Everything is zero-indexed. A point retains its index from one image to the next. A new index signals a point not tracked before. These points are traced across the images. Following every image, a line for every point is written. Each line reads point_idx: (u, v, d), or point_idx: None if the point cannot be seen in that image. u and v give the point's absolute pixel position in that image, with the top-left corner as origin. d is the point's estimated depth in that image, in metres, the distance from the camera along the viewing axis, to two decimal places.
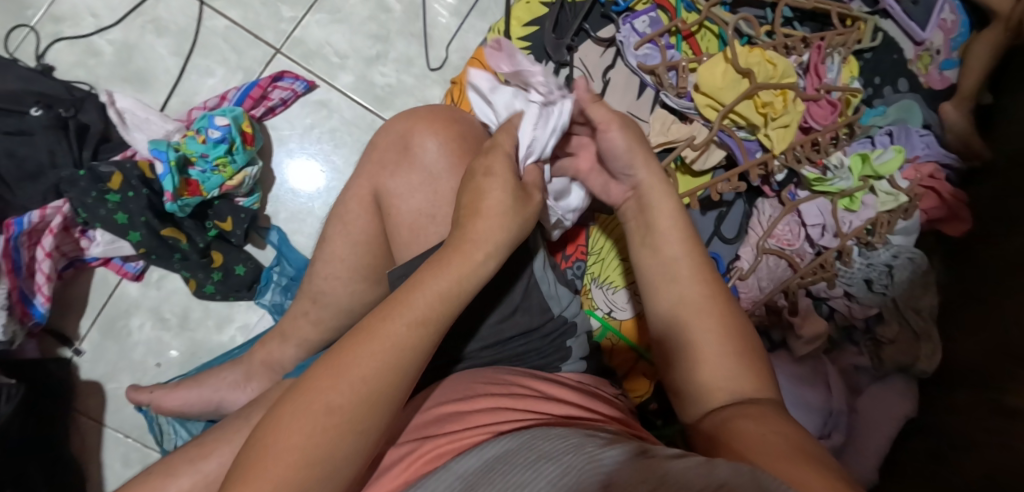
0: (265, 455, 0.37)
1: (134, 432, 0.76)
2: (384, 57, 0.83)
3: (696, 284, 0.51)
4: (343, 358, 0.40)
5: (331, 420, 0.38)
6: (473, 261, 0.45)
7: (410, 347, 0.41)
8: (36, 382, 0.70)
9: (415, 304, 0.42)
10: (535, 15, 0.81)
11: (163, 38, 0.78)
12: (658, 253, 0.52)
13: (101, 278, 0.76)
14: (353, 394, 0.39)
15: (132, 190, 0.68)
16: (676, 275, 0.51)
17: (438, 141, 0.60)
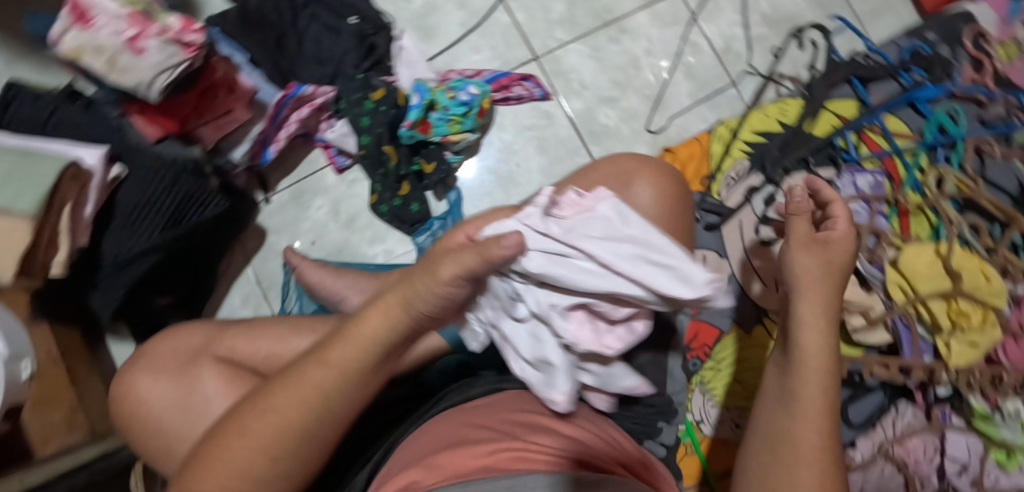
0: (225, 443, 0.42)
1: (264, 282, 0.88)
2: (614, 104, 0.91)
3: (818, 427, 0.43)
4: (294, 381, 0.43)
5: (274, 435, 0.42)
6: (404, 302, 0.43)
7: (355, 369, 0.43)
8: (232, 216, 0.83)
9: (362, 331, 0.43)
10: (767, 129, 0.85)
11: (459, 9, 0.92)
12: (788, 385, 0.46)
13: (313, 157, 0.90)
14: (294, 407, 0.42)
15: (385, 105, 0.79)
16: (801, 410, 0.44)
17: (653, 190, 0.61)
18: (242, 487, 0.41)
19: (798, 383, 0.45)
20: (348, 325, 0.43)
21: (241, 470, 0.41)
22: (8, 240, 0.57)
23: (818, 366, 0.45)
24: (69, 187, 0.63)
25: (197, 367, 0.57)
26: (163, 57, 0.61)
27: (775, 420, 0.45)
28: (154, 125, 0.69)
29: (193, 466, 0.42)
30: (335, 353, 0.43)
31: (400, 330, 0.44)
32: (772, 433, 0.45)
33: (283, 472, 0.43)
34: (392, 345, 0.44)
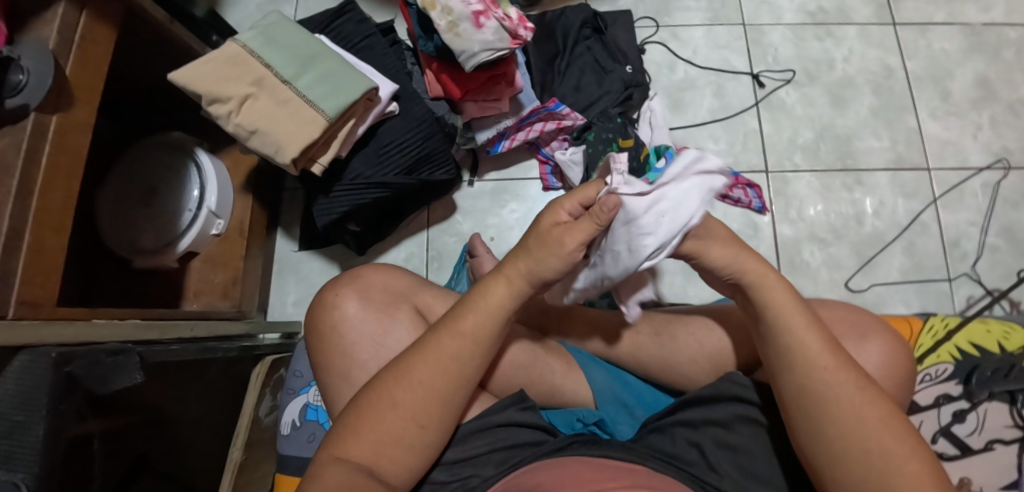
0: (375, 415, 0.47)
1: (431, 252, 0.89)
2: (823, 246, 0.89)
3: (872, 409, 0.43)
4: (420, 352, 0.49)
5: (419, 401, 0.48)
6: (532, 274, 0.50)
7: (483, 335, 0.50)
8: (432, 193, 0.87)
9: (483, 301, 0.51)
10: (985, 345, 0.77)
11: (713, 98, 0.95)
12: (781, 342, 0.47)
13: (528, 166, 0.92)
14: (434, 375, 0.48)
15: (629, 155, 0.82)
16: (818, 372, 0.45)
17: (888, 355, 0.58)
18: (396, 450, 0.47)
19: (812, 353, 0.45)
20: (471, 296, 0.51)
21: (398, 435, 0.47)
22: (305, 130, 0.63)
23: (795, 314, 0.47)
24: (360, 106, 0.68)
25: (400, 311, 0.61)
26: (493, 37, 0.68)
27: (803, 385, 0.45)
28: (439, 85, 0.76)
29: (351, 430, 0.47)
30: (467, 323, 0.50)
31: (518, 297, 0.51)
32: (809, 401, 0.45)
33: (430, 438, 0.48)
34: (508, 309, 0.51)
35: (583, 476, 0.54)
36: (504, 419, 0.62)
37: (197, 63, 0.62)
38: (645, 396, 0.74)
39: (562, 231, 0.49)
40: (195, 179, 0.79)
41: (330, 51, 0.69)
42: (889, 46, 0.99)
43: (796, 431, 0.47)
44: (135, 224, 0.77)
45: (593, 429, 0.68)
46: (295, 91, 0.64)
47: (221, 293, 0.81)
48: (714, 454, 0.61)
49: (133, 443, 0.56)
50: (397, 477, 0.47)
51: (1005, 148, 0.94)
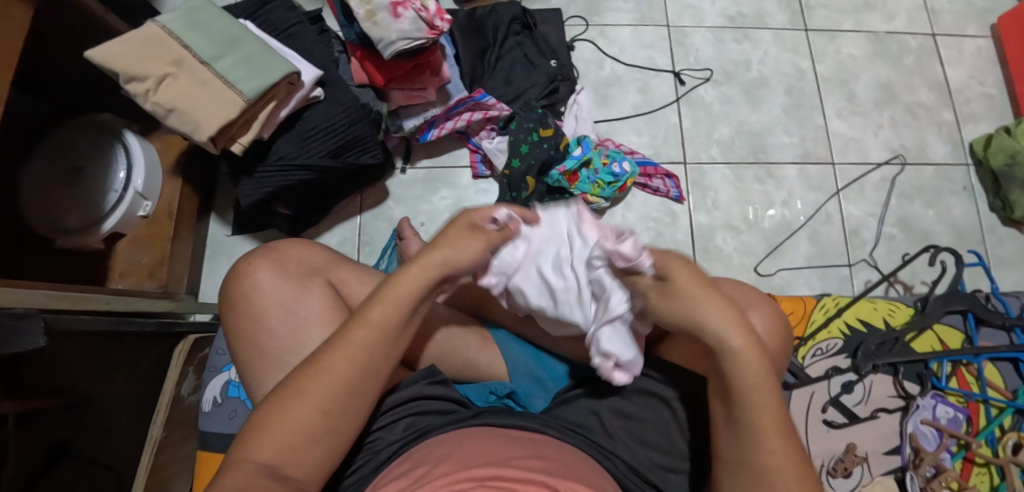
0: (281, 415, 0.45)
1: (363, 238, 0.92)
2: (735, 233, 0.95)
3: (798, 486, 0.44)
4: (328, 349, 0.47)
5: (322, 391, 0.46)
6: (431, 262, 0.52)
7: (389, 326, 0.49)
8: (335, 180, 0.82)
9: (393, 292, 0.50)
10: (871, 321, 0.85)
11: (637, 94, 1.00)
12: (740, 407, 0.47)
13: (459, 154, 0.96)
14: (343, 363, 0.47)
15: (548, 144, 0.87)
16: (765, 444, 0.46)
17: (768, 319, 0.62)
18: (297, 442, 0.44)
19: (752, 379, 0.47)
20: (384, 285, 0.50)
21: (300, 424, 0.45)
22: (223, 110, 0.66)
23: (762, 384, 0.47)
24: (281, 89, 0.71)
25: (313, 283, 0.64)
26: (410, 28, 0.73)
27: (751, 446, 0.46)
28: (364, 72, 0.80)
29: (257, 427, 0.45)
30: (374, 312, 0.49)
31: (422, 288, 0.51)
32: (748, 389, 0.47)
33: (333, 427, 0.46)
34: (417, 296, 0.50)
35: (482, 447, 0.57)
36: (415, 386, 0.65)
37: (116, 41, 0.64)
38: (559, 371, 0.77)
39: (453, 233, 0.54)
40: (123, 161, 0.81)
41: (253, 36, 0.71)
42: (802, 49, 1.06)
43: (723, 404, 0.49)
44: (58, 203, 0.78)
45: (506, 402, 0.72)
46: (214, 72, 0.67)
47: (147, 274, 0.83)
48: (610, 414, 0.66)
49: (54, 430, 0.65)
50: (302, 474, 0.45)
51: (901, 146, 1.02)
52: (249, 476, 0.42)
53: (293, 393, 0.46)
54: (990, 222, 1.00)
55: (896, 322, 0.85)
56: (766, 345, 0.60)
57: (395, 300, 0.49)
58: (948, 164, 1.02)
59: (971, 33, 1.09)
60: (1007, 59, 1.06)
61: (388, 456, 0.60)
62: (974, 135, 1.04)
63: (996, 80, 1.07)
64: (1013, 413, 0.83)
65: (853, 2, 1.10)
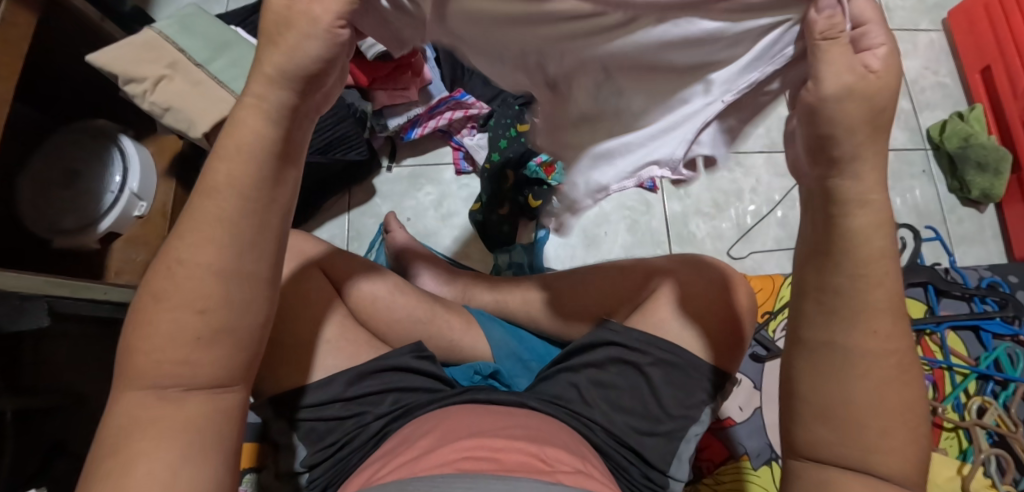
0: (145, 325, 0.36)
1: (352, 233, 0.97)
2: (707, 220, 1.00)
3: (891, 372, 0.35)
4: (179, 236, 0.36)
5: (188, 290, 0.36)
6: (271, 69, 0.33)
7: (247, 187, 0.35)
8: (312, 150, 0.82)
9: (234, 136, 0.34)
10: None
11: None
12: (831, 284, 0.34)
13: (442, 152, 1.01)
14: (195, 248, 0.35)
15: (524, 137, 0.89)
16: (864, 324, 0.34)
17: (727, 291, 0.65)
18: (184, 353, 0.36)
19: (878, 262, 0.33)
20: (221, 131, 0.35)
21: (172, 332, 0.36)
22: (216, 107, 0.70)
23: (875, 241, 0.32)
24: None
25: (303, 266, 0.67)
26: None
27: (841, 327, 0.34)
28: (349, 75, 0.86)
29: (129, 347, 0.37)
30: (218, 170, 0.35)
31: (283, 120, 0.35)
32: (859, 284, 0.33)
33: (224, 323, 0.37)
34: (276, 134, 0.35)
35: (461, 421, 0.57)
36: (398, 363, 0.65)
37: (116, 47, 0.69)
38: (539, 351, 0.79)
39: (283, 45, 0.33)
40: (118, 163, 0.85)
41: (242, 41, 0.77)
42: None
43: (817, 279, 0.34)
44: (56, 205, 0.82)
45: (490, 381, 0.73)
46: (207, 73, 0.71)
47: (142, 271, 0.87)
48: (586, 384, 0.66)
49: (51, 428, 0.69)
50: (211, 382, 0.38)
51: None
52: (140, 401, 0.37)
53: (152, 299, 0.37)
54: (951, 202, 1.05)
55: None
56: (729, 313, 0.63)
57: (244, 154, 0.34)
58: (908, 149, 1.08)
59: (924, 27, 1.16)
60: (958, 50, 1.12)
61: (375, 431, 0.61)
62: (931, 121, 1.10)
63: (949, 70, 1.13)
64: (976, 378, 0.86)
65: None
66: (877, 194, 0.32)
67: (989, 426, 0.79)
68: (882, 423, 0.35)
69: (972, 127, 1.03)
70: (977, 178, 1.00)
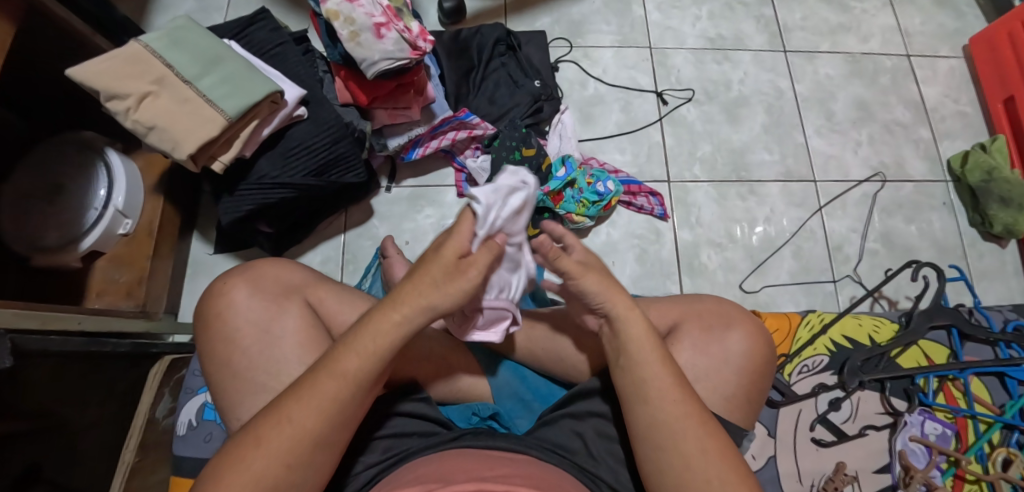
0: (241, 463, 0.45)
1: (347, 254, 0.92)
2: (719, 250, 0.95)
3: (702, 436, 0.49)
4: (296, 400, 0.47)
5: (286, 445, 0.46)
6: (424, 306, 0.49)
7: (360, 375, 0.48)
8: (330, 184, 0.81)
9: (361, 346, 0.48)
10: (857, 337, 0.85)
11: (620, 114, 1.01)
12: (644, 385, 0.51)
13: (444, 173, 0.96)
14: (313, 419, 0.46)
15: (529, 165, 0.87)
16: (665, 403, 0.50)
17: (746, 346, 0.61)
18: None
19: (646, 367, 0.51)
20: (352, 333, 0.49)
21: (263, 475, 0.45)
22: (203, 128, 0.66)
23: (650, 353, 0.51)
24: (264, 108, 0.71)
25: (290, 302, 0.63)
26: (393, 48, 0.73)
27: (645, 405, 0.50)
28: (347, 92, 0.80)
29: (217, 477, 0.45)
30: (346, 363, 0.48)
31: (405, 332, 0.49)
32: (638, 383, 0.51)
33: (305, 472, 0.47)
34: (396, 345, 0.49)
35: (462, 468, 0.51)
36: (395, 408, 0.61)
37: (99, 60, 0.65)
38: (542, 390, 0.74)
39: (439, 277, 0.49)
40: (104, 179, 0.80)
41: (235, 55, 0.72)
42: (781, 69, 1.07)
43: (626, 367, 0.52)
44: (35, 220, 0.78)
45: (489, 424, 0.68)
46: (196, 91, 0.67)
47: (125, 293, 0.82)
48: (594, 437, 0.61)
49: None
50: None
51: (880, 163, 1.04)
52: None
53: (252, 446, 0.46)
54: (971, 236, 1.01)
55: (881, 339, 0.85)
56: (741, 367, 0.60)
57: (371, 357, 0.48)
58: (928, 181, 1.04)
59: (944, 54, 1.12)
60: (980, 80, 1.09)
61: (364, 482, 0.56)
62: (951, 152, 1.06)
63: (969, 99, 1.09)
64: (1001, 428, 0.81)
65: (828, 24, 1.12)
66: (628, 313, 0.53)
67: (1015, 480, 0.74)
68: (716, 472, 0.48)
69: (994, 159, 0.99)
70: (1000, 212, 0.95)
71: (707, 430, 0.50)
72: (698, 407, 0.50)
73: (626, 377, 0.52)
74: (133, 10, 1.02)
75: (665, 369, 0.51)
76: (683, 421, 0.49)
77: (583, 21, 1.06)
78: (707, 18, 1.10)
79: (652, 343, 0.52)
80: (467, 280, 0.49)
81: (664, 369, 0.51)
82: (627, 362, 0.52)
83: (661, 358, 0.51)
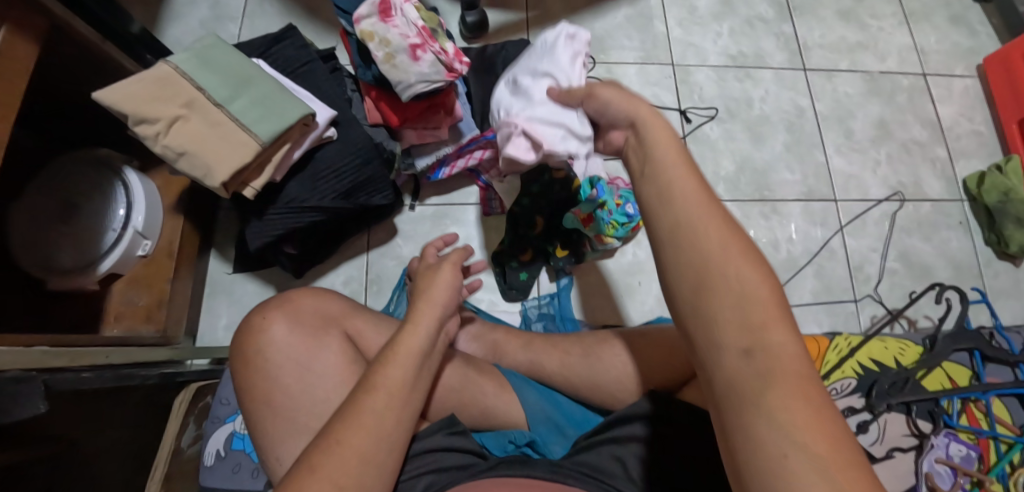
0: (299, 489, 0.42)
1: (371, 275, 0.90)
2: None
3: (756, 286, 0.36)
4: (349, 416, 0.46)
5: (344, 465, 0.44)
6: (429, 301, 0.57)
7: (403, 384, 0.49)
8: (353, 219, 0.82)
9: (399, 356, 0.51)
10: (883, 360, 0.86)
11: None
12: (678, 208, 0.38)
13: (469, 192, 0.95)
14: (369, 431, 0.46)
15: (558, 185, 0.87)
16: (706, 234, 0.37)
17: None
18: None
19: (683, 186, 0.39)
20: (391, 346, 0.52)
21: None
22: (235, 153, 0.64)
23: (681, 163, 0.40)
24: (296, 131, 0.69)
25: (329, 335, 0.61)
26: (429, 70, 0.71)
27: (682, 243, 0.38)
28: (378, 112, 0.79)
29: None
30: (389, 373, 0.49)
31: (428, 337, 0.53)
32: (670, 208, 0.39)
33: None
34: (425, 351, 0.53)
35: None
36: (433, 442, 0.59)
37: (127, 83, 0.62)
38: (576, 416, 0.73)
39: (422, 280, 0.61)
40: (122, 198, 0.78)
41: (265, 76, 0.70)
42: (802, 88, 1.08)
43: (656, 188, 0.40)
44: (51, 242, 0.75)
45: (524, 451, 0.66)
46: (227, 114, 0.65)
47: (144, 316, 0.79)
48: None
49: None
50: None
51: (899, 182, 1.05)
52: None
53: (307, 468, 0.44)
54: (987, 255, 1.02)
55: (906, 362, 0.86)
56: None
57: (408, 363, 0.51)
58: (944, 200, 1.05)
59: (958, 73, 1.14)
60: (994, 100, 1.10)
61: None
62: (967, 172, 1.07)
63: (983, 119, 1.11)
64: None
65: (847, 42, 1.13)
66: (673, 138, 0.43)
67: None
68: (774, 331, 0.35)
69: (1012, 180, 0.99)
70: (1016, 233, 0.97)
71: (764, 280, 0.36)
72: (752, 257, 0.37)
73: (655, 197, 0.40)
74: (146, 19, 0.99)
75: (708, 198, 0.39)
76: (765, 293, 0.35)
77: (606, 37, 1.05)
78: (728, 35, 1.09)
79: (686, 166, 0.41)
80: (447, 281, 0.60)
81: (713, 207, 0.38)
82: (659, 181, 0.40)
83: (701, 185, 0.39)
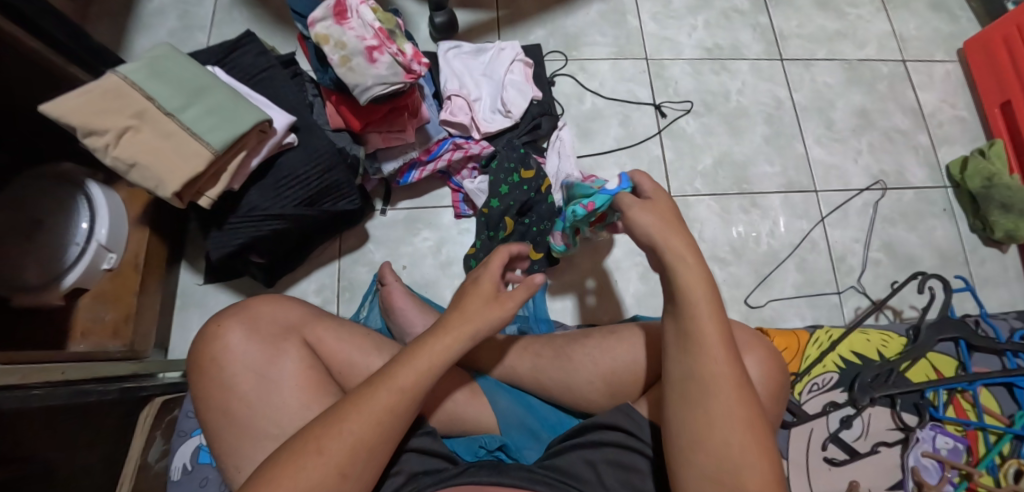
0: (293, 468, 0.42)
1: (343, 281, 0.89)
2: (723, 266, 0.94)
3: (740, 409, 0.45)
4: (344, 411, 0.45)
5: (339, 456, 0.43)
6: (466, 317, 0.51)
7: (414, 389, 0.47)
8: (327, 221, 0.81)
9: (415, 365, 0.48)
10: (866, 353, 0.84)
11: (619, 128, 0.99)
12: (684, 324, 0.48)
13: (441, 194, 0.93)
14: (367, 428, 0.45)
15: (528, 187, 0.85)
16: (708, 354, 0.46)
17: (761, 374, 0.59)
18: None
19: (694, 306, 0.48)
20: (407, 353, 0.49)
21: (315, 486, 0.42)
22: (190, 163, 0.64)
23: (703, 298, 0.48)
24: (253, 137, 0.68)
25: (288, 343, 0.60)
26: (386, 73, 0.70)
27: (684, 353, 0.48)
28: (339, 117, 0.77)
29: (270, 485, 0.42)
30: (405, 379, 0.47)
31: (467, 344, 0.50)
32: (684, 329, 0.48)
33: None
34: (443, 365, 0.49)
35: None
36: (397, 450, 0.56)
37: (74, 95, 0.61)
38: (551, 420, 0.70)
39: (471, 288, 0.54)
40: (85, 212, 0.77)
41: (221, 84, 0.69)
42: (779, 78, 1.06)
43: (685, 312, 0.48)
44: (14, 259, 0.74)
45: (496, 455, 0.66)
46: (179, 124, 0.64)
47: (111, 332, 0.78)
48: None
49: None
50: None
51: (881, 171, 1.03)
52: None
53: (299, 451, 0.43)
54: (972, 242, 1.00)
55: (889, 353, 0.84)
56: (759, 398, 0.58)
57: (427, 373, 0.48)
58: (928, 187, 1.03)
59: (939, 58, 1.12)
60: (976, 84, 1.08)
61: None
62: (950, 158, 1.05)
63: (966, 104, 1.09)
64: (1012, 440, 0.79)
65: (825, 31, 1.11)
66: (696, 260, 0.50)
67: None
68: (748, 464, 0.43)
69: (995, 165, 0.97)
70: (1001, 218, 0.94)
71: (750, 408, 0.45)
72: (747, 388, 0.46)
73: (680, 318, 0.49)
74: (112, 31, 0.98)
75: (716, 319, 0.48)
76: (738, 402, 0.45)
77: (578, 33, 1.04)
78: (704, 28, 1.08)
79: (705, 287, 0.49)
80: (495, 296, 0.53)
81: (716, 327, 0.47)
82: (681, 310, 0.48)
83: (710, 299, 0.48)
